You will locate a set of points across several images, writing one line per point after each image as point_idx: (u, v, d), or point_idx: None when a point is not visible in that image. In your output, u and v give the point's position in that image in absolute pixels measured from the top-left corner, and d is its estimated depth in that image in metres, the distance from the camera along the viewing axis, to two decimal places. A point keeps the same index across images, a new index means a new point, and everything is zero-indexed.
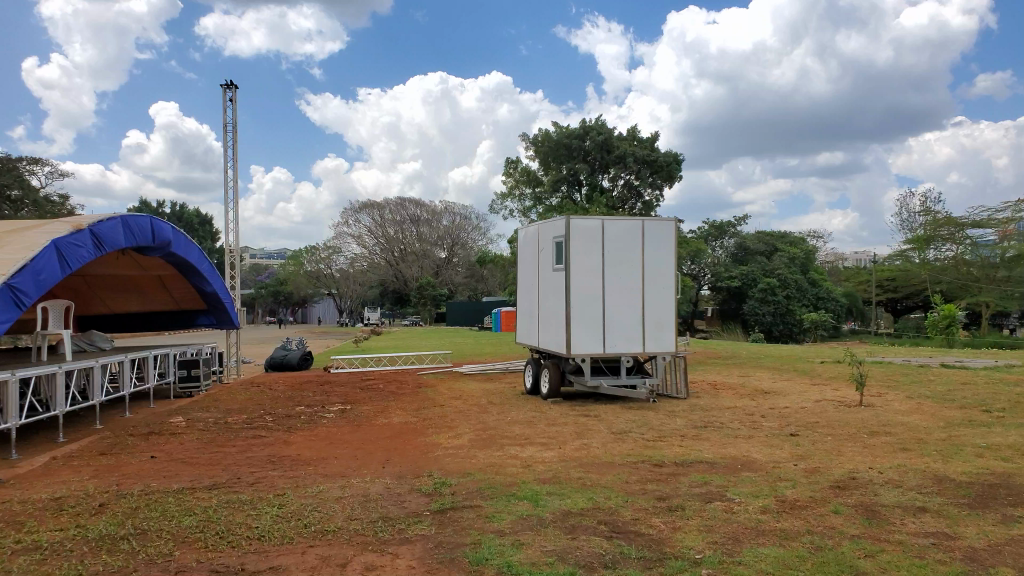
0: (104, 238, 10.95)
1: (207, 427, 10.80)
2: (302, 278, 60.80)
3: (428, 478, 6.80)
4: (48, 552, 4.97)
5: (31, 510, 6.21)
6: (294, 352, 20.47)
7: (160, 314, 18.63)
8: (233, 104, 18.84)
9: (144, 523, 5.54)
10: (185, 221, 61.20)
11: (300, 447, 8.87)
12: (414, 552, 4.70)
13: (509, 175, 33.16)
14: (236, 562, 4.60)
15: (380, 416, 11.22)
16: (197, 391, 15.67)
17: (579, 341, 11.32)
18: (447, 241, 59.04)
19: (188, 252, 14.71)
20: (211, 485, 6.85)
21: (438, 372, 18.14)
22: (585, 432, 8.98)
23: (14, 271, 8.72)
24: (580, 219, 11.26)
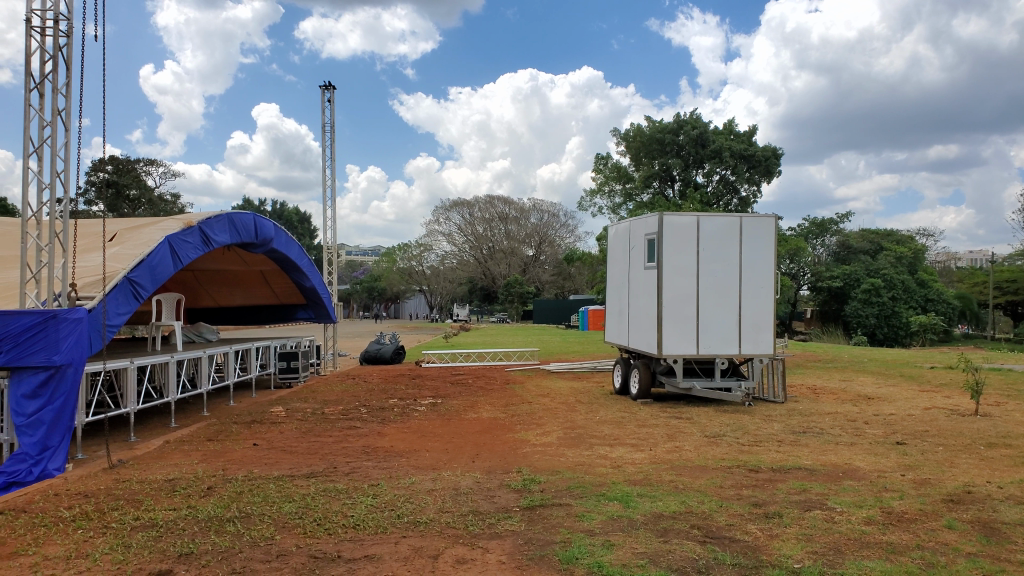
0: (213, 235, 11.52)
1: (306, 417, 11.18)
2: (394, 276, 62.19)
3: (517, 474, 6.83)
4: (163, 529, 5.26)
5: (147, 489, 6.60)
6: (387, 347, 20.94)
7: (262, 309, 19.49)
8: (331, 105, 19.47)
9: (248, 507, 5.80)
10: (286, 219, 63.79)
11: (393, 439, 9.07)
12: (504, 548, 4.72)
13: (599, 172, 32.81)
14: (333, 549, 4.74)
15: (470, 412, 11.34)
16: (296, 382, 16.26)
17: (671, 341, 11.13)
18: (535, 238, 59.16)
19: (290, 248, 15.29)
20: (309, 473, 7.09)
21: (527, 370, 18.16)
22: (677, 434, 8.82)
23: (133, 265, 9.27)
24: (673, 216, 11.09)
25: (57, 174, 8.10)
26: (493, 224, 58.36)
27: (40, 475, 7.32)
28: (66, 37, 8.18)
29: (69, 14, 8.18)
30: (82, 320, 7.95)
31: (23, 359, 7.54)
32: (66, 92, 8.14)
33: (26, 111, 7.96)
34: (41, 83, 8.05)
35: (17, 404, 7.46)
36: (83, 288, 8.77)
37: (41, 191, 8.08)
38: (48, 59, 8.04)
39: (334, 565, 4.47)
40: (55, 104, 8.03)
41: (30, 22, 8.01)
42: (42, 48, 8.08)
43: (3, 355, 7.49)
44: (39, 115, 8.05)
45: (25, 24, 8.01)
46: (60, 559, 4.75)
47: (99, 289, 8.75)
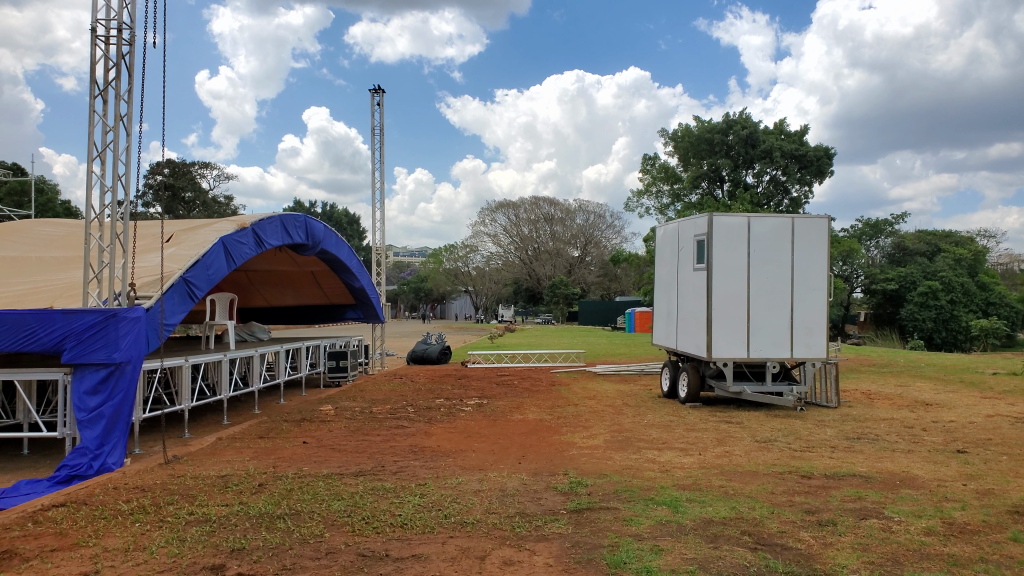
0: (266, 236, 11.75)
1: (354, 416, 11.32)
2: (440, 277, 62.60)
3: (564, 477, 6.80)
4: (216, 524, 5.38)
5: (201, 485, 6.76)
6: (433, 347, 21.09)
7: (312, 309, 19.82)
8: (380, 108, 19.70)
9: (298, 504, 5.89)
10: (335, 221, 64.87)
11: (440, 439, 9.12)
12: (552, 550, 4.70)
13: (646, 172, 32.53)
14: (382, 548, 4.77)
15: (516, 413, 11.34)
16: (345, 381, 16.46)
17: (721, 344, 10.96)
18: (581, 239, 58.95)
19: (340, 250, 15.50)
20: (358, 472, 7.17)
21: (573, 372, 18.09)
22: (727, 439, 8.68)
23: (188, 266, 9.51)
24: (723, 216, 10.92)
25: (118, 178, 8.35)
26: (538, 226, 58.51)
27: (100, 468, 7.54)
28: (128, 45, 8.43)
29: (131, 22, 8.43)
30: (140, 319, 8.17)
31: (85, 357, 7.80)
32: (127, 98, 8.40)
33: (90, 117, 8.22)
34: (104, 90, 8.32)
35: (79, 399, 7.72)
36: (141, 288, 9.01)
37: (103, 194, 8.35)
38: (111, 67, 8.30)
39: (383, 563, 4.50)
40: (118, 110, 8.28)
41: (94, 30, 8.28)
42: (106, 56, 8.36)
43: (67, 352, 7.79)
44: (102, 120, 8.33)
45: (90, 33, 8.28)
46: (118, 551, 4.89)
47: (156, 289, 8.99)
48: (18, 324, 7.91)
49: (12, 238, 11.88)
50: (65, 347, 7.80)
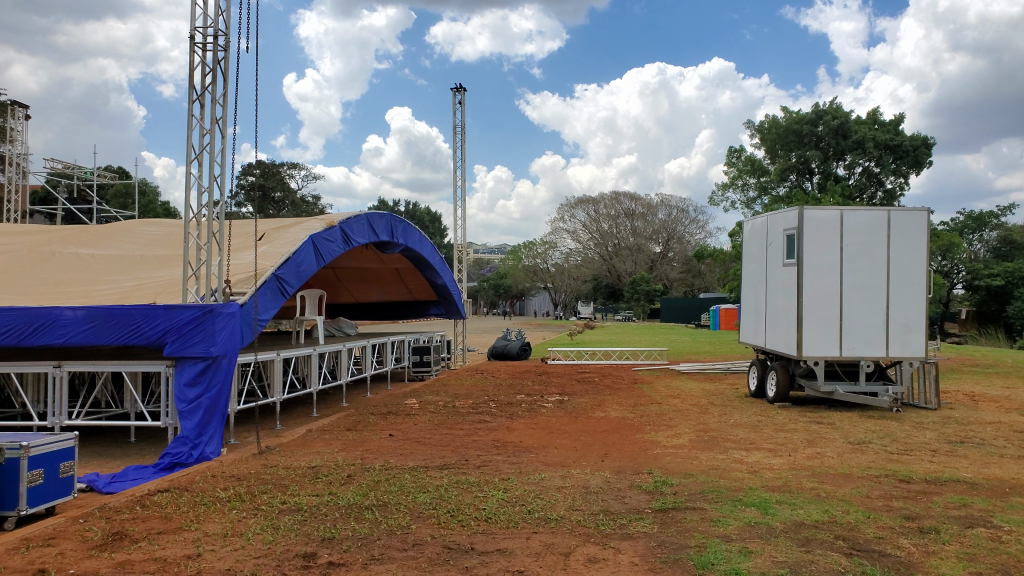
0: (353, 234, 12.05)
1: (438, 410, 11.49)
2: (519, 274, 62.86)
3: (648, 476, 6.70)
4: (308, 514, 5.55)
5: (293, 475, 7.00)
6: (514, 343, 21.18)
7: (397, 305, 20.23)
8: (462, 107, 19.93)
9: (385, 496, 6.02)
10: (417, 219, 66.13)
11: (522, 434, 9.15)
12: (637, 549, 4.65)
13: (731, 165, 31.72)
14: (467, 541, 4.83)
15: (598, 410, 11.28)
16: (428, 375, 16.74)
17: (811, 342, 10.60)
18: (662, 235, 58.01)
19: (423, 247, 15.74)
20: (442, 465, 7.26)
21: (656, 369, 17.85)
22: (818, 440, 8.39)
23: (280, 263, 9.85)
24: (814, 209, 10.56)
25: (214, 179, 8.72)
26: (618, 222, 57.98)
27: (199, 457, 7.91)
28: (223, 50, 8.78)
29: (226, 29, 8.78)
30: (235, 314, 8.48)
31: (185, 350, 8.19)
32: (222, 102, 8.75)
33: (189, 121, 8.62)
34: (202, 94, 8.70)
35: (180, 391, 8.13)
36: (236, 285, 9.39)
37: (200, 195, 8.74)
38: (208, 73, 8.66)
39: (468, 556, 4.55)
40: (214, 113, 8.64)
41: (192, 38, 8.66)
42: (203, 63, 8.73)
43: (169, 346, 8.20)
44: (200, 124, 8.71)
45: (188, 41, 8.66)
46: (218, 536, 5.11)
47: (250, 286, 9.34)
48: (124, 319, 8.36)
49: (118, 237, 12.58)
50: (167, 341, 8.23)
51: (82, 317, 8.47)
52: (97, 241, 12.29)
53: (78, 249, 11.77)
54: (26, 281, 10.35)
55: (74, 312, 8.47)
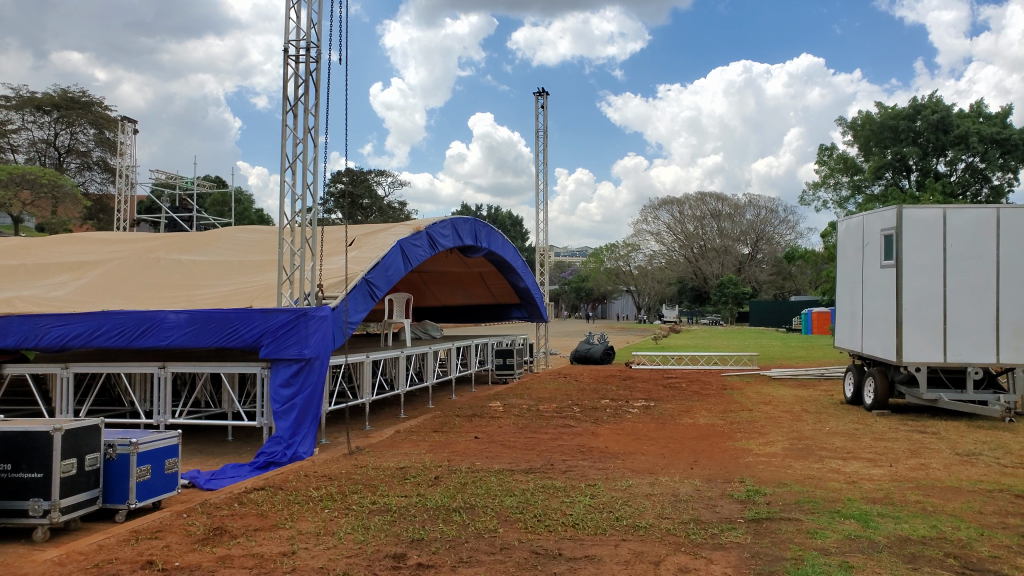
0: (438, 239, 12.23)
1: (522, 414, 11.50)
2: (602, 276, 62.41)
3: (740, 484, 6.51)
4: (397, 514, 5.63)
5: (382, 476, 7.13)
6: (597, 347, 21.02)
7: (481, 308, 20.40)
8: (545, 111, 19.98)
9: (472, 498, 6.05)
10: (499, 222, 66.59)
11: (608, 440, 9.05)
12: (730, 559, 4.51)
13: (823, 163, 30.56)
14: (554, 547, 4.79)
15: (686, 417, 11.04)
16: (512, 378, 16.78)
17: (913, 348, 10.09)
18: (751, 236, 56.40)
19: (506, 251, 15.82)
20: (528, 469, 7.26)
21: (744, 375, 17.37)
22: (922, 451, 7.95)
23: (370, 268, 10.07)
24: (915, 208, 10.05)
25: (307, 186, 9.00)
26: (704, 223, 56.63)
27: (293, 456, 8.16)
28: (315, 62, 9.05)
29: (318, 41, 9.05)
30: (328, 317, 8.71)
31: (280, 352, 8.47)
32: (314, 111, 9.03)
33: (283, 131, 8.93)
34: (295, 105, 9.01)
35: (275, 391, 8.42)
36: (328, 289, 9.65)
37: (294, 202, 9.03)
38: (300, 84, 8.95)
39: (556, 562, 4.51)
40: (306, 123, 8.92)
41: (286, 51, 8.97)
42: (296, 74, 9.03)
43: (265, 348, 8.51)
44: (293, 133, 9.01)
45: (282, 54, 8.98)
46: (311, 534, 5.25)
47: (341, 290, 9.58)
48: (223, 322, 8.72)
49: (217, 244, 13.14)
50: (263, 343, 8.54)
51: (185, 320, 8.88)
52: (198, 247, 12.89)
53: (180, 255, 12.36)
54: (134, 287, 10.94)
55: (177, 315, 8.90)
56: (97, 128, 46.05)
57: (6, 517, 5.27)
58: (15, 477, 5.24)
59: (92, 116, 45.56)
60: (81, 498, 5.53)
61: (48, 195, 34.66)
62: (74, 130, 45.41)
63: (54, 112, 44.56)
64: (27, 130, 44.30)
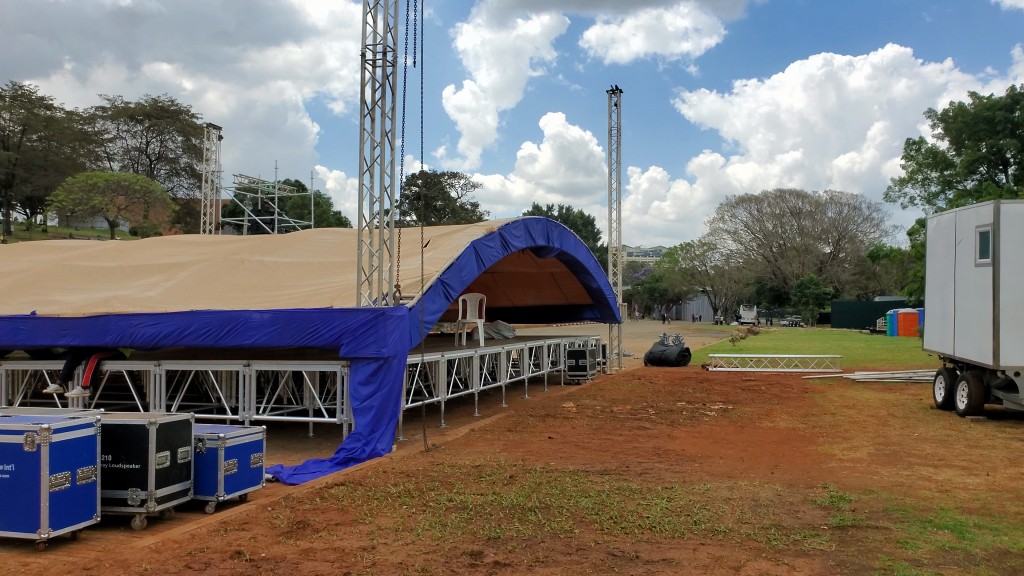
0: (511, 240, 12.27)
1: (596, 415, 11.44)
2: (676, 276, 61.44)
3: (824, 490, 6.31)
4: (473, 512, 5.69)
5: (459, 473, 7.21)
6: (672, 349, 20.71)
7: (553, 308, 20.39)
8: (618, 109, 19.82)
9: (547, 498, 6.06)
10: (572, 222, 66.34)
11: (684, 443, 8.92)
12: (814, 567, 4.38)
13: (910, 158, 29.22)
14: (631, 549, 4.75)
15: (765, 420, 10.78)
16: (584, 379, 16.71)
17: (1012, 351, 9.58)
18: (832, 234, 54.46)
19: (578, 251, 15.75)
20: (603, 471, 7.22)
21: (826, 378, 16.83)
22: (1022, 460, 7.53)
23: (445, 268, 10.20)
24: (1013, 203, 9.51)
25: (384, 189, 9.18)
26: (783, 221, 55.14)
27: (372, 453, 8.33)
28: (392, 66, 9.23)
29: (394, 45, 9.22)
30: (405, 317, 8.86)
31: (359, 350, 8.67)
32: (391, 115, 9.21)
33: (361, 135, 9.13)
34: (372, 109, 9.20)
35: (355, 389, 8.62)
36: (405, 289, 9.82)
37: (371, 205, 9.23)
38: (377, 88, 9.13)
39: (633, 564, 4.47)
40: (383, 126, 9.10)
41: (363, 56, 9.18)
42: (373, 78, 9.21)
43: (345, 347, 8.73)
44: (371, 137, 9.20)
45: (360, 59, 9.19)
46: (390, 530, 5.35)
47: (417, 290, 9.73)
48: (305, 322, 8.98)
49: (298, 246, 13.55)
50: (343, 342, 8.75)
51: (269, 320, 9.18)
52: (279, 249, 13.31)
53: (264, 257, 12.79)
54: (221, 288, 11.38)
55: (261, 315, 9.22)
56: (184, 136, 48.03)
57: (107, 506, 5.57)
58: (114, 468, 5.53)
59: (180, 124, 47.48)
60: (174, 489, 5.79)
61: (141, 200, 36.33)
62: (163, 137, 47.60)
63: (146, 121, 46.75)
64: (122, 139, 46.77)
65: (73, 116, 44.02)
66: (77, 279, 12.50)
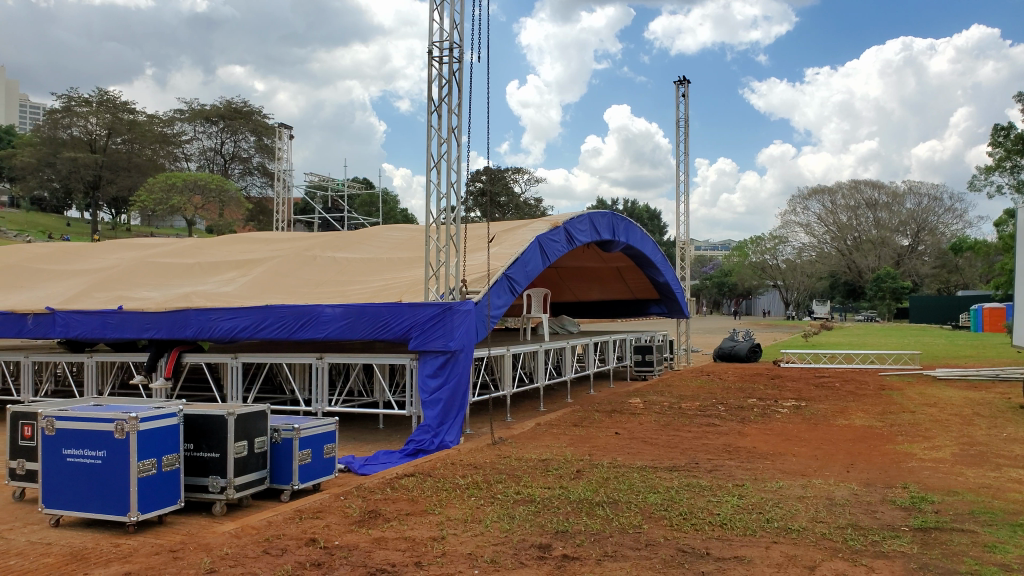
0: (576, 234, 12.23)
1: (664, 411, 11.31)
2: (746, 270, 60.13)
3: (904, 491, 6.09)
4: (541, 506, 5.70)
5: (525, 467, 7.25)
6: (742, 344, 20.27)
7: (618, 303, 20.26)
8: (685, 100, 19.46)
9: (615, 493, 6.03)
10: (638, 216, 65.68)
11: (755, 440, 8.74)
12: (894, 569, 4.24)
13: (997, 145, 27.86)
14: (702, 546, 4.69)
15: (840, 417, 10.48)
16: (650, 375, 16.38)
17: None
18: (911, 226, 52.40)
19: (645, 245, 15.58)
20: (672, 467, 7.14)
21: (906, 375, 16.22)
22: None
23: (510, 263, 10.23)
24: None
25: (451, 185, 9.27)
26: (858, 213, 53.44)
27: (440, 444, 8.46)
28: (458, 63, 9.30)
29: (460, 42, 9.29)
30: (471, 311, 8.93)
31: (427, 344, 8.79)
32: (458, 111, 9.29)
33: (428, 132, 9.24)
34: (439, 106, 9.29)
35: (424, 381, 8.75)
36: (472, 284, 9.90)
37: (439, 201, 9.33)
38: (443, 85, 9.22)
39: (704, 561, 4.42)
40: (450, 123, 9.18)
41: (430, 54, 9.28)
42: (440, 76, 9.31)
43: (414, 340, 8.85)
44: (438, 134, 9.31)
45: (427, 57, 9.30)
46: (459, 521, 5.42)
47: (484, 284, 9.80)
48: (375, 316, 9.14)
49: (368, 242, 13.82)
50: (412, 336, 8.88)
51: (340, 314, 9.39)
52: (350, 245, 13.60)
53: (335, 253, 13.08)
54: (294, 283, 11.71)
55: (333, 309, 9.43)
56: (257, 136, 49.51)
57: (190, 492, 5.81)
58: (197, 456, 5.76)
59: (253, 124, 48.94)
60: (252, 477, 5.99)
61: (217, 199, 37.51)
62: (237, 138, 49.16)
63: (221, 122, 48.40)
64: (198, 140, 48.64)
65: (155, 119, 45.88)
66: (157, 276, 13.02)
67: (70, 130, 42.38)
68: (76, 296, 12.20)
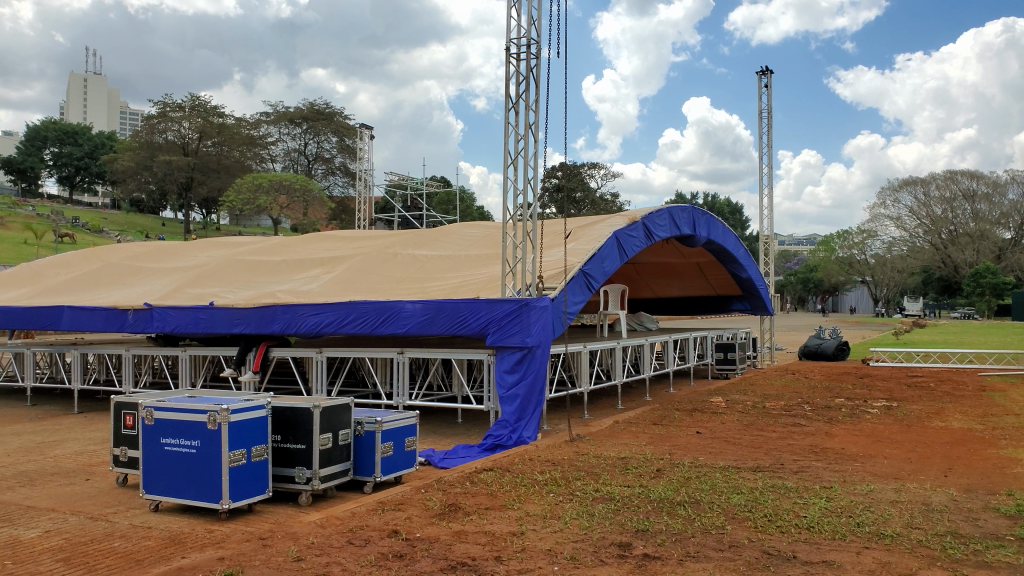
0: (655, 230, 12.06)
1: (747, 410, 11.03)
2: (832, 265, 58.06)
3: (1009, 498, 5.75)
4: (621, 504, 5.64)
5: (604, 464, 7.18)
6: (829, 342, 19.56)
7: (699, 300, 19.87)
8: (769, 90, 18.90)
9: (696, 493, 5.91)
10: (718, 211, 64.29)
11: (844, 441, 8.42)
12: None
13: None
14: (788, 549, 4.55)
15: (936, 419, 9.98)
16: (734, 373, 16.08)
17: None
18: (1014, 218, 49.54)
19: (727, 239, 15.21)
20: (756, 467, 6.95)
21: (1009, 376, 15.33)
22: None
23: (587, 258, 10.16)
24: None
25: (528, 181, 9.28)
26: (954, 205, 50.94)
27: (518, 440, 8.47)
28: (535, 59, 9.28)
29: (537, 38, 9.27)
30: (548, 307, 8.88)
31: (505, 340, 8.84)
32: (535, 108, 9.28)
33: (506, 129, 9.27)
34: (516, 103, 9.32)
35: (502, 377, 8.81)
36: (549, 280, 9.88)
37: (516, 198, 9.35)
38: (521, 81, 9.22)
39: (790, 565, 4.28)
40: (527, 119, 9.18)
41: (508, 50, 9.30)
42: (517, 72, 9.31)
43: (491, 336, 8.91)
44: (515, 130, 9.33)
45: (505, 54, 9.33)
46: (538, 517, 5.42)
47: (561, 280, 9.77)
48: (453, 312, 9.25)
49: (447, 239, 13.99)
50: (489, 332, 8.95)
51: (420, 310, 9.55)
52: (430, 242, 13.79)
53: (414, 250, 13.29)
54: (375, 279, 11.95)
55: (413, 305, 9.59)
56: (339, 137, 50.82)
57: (279, 482, 6.01)
58: (284, 446, 5.95)
59: (336, 125, 50.28)
60: (337, 469, 6.14)
61: (301, 199, 38.52)
62: (320, 139, 50.55)
63: (304, 124, 49.98)
64: (283, 141, 50.30)
65: (243, 122, 47.66)
66: (246, 273, 13.54)
67: (165, 134, 44.33)
68: (171, 292, 12.80)
